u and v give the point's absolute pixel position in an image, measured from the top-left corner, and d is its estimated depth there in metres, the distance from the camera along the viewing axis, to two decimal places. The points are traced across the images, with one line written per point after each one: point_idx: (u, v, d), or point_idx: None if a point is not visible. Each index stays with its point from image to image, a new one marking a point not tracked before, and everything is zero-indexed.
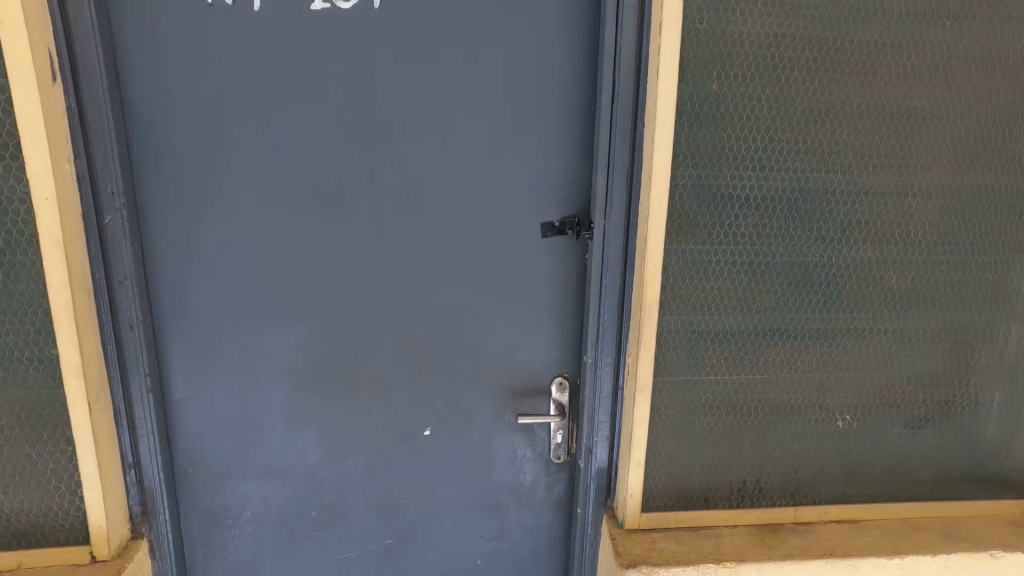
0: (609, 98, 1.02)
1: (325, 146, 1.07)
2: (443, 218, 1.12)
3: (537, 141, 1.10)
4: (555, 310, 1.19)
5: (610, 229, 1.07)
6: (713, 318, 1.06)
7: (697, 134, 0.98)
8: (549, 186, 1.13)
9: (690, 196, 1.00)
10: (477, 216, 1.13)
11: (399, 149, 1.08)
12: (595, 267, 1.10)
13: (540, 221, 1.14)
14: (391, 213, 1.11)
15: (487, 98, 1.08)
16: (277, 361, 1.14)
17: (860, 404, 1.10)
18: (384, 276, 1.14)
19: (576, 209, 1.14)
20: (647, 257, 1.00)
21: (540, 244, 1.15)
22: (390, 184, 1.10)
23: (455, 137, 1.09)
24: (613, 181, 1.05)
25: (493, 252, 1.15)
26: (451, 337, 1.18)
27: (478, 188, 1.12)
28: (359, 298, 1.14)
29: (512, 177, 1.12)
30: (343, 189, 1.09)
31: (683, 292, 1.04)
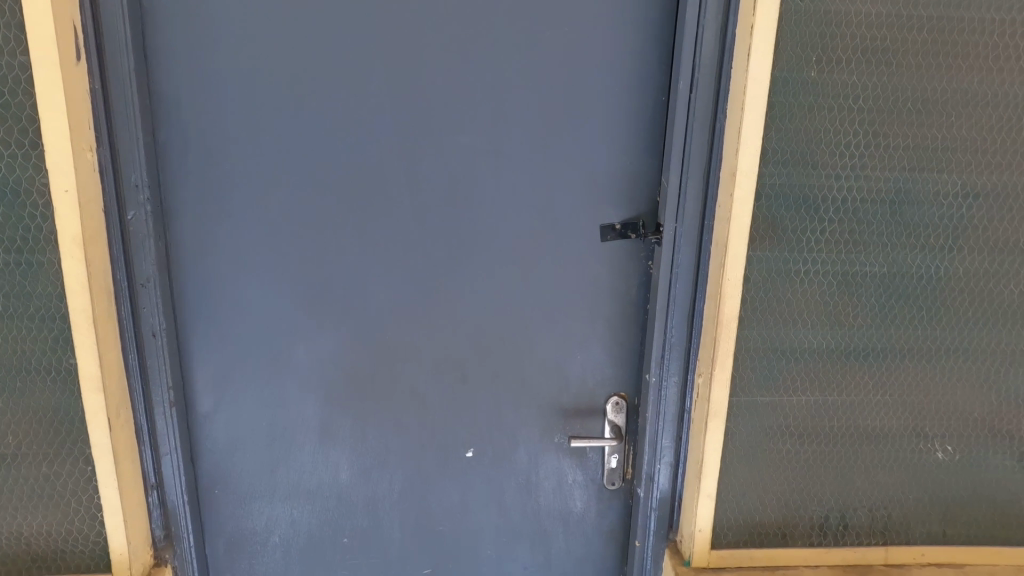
0: (686, 88, 0.91)
1: (367, 139, 0.97)
2: (495, 220, 1.02)
3: (600, 136, 1.00)
4: (613, 323, 1.08)
5: (682, 235, 0.96)
6: (800, 336, 0.95)
7: (791, 127, 0.86)
8: (612, 185, 1.02)
9: (777, 199, 0.89)
10: (531, 218, 1.02)
11: (448, 143, 0.98)
12: (663, 277, 0.99)
13: (600, 223, 1.03)
14: (438, 214, 1.01)
15: (548, 88, 0.97)
16: (309, 373, 1.04)
17: (965, 433, 0.98)
18: (428, 283, 1.04)
19: (641, 211, 1.03)
20: (727, 267, 0.90)
21: (600, 250, 1.05)
22: (438, 181, 1.00)
23: (511, 131, 0.99)
24: (687, 181, 0.94)
25: (548, 258, 1.04)
26: (500, 351, 1.08)
27: (534, 188, 1.01)
28: (400, 306, 1.04)
29: (571, 175, 1.01)
30: (387, 187, 0.99)
31: (763, 305, 0.94)
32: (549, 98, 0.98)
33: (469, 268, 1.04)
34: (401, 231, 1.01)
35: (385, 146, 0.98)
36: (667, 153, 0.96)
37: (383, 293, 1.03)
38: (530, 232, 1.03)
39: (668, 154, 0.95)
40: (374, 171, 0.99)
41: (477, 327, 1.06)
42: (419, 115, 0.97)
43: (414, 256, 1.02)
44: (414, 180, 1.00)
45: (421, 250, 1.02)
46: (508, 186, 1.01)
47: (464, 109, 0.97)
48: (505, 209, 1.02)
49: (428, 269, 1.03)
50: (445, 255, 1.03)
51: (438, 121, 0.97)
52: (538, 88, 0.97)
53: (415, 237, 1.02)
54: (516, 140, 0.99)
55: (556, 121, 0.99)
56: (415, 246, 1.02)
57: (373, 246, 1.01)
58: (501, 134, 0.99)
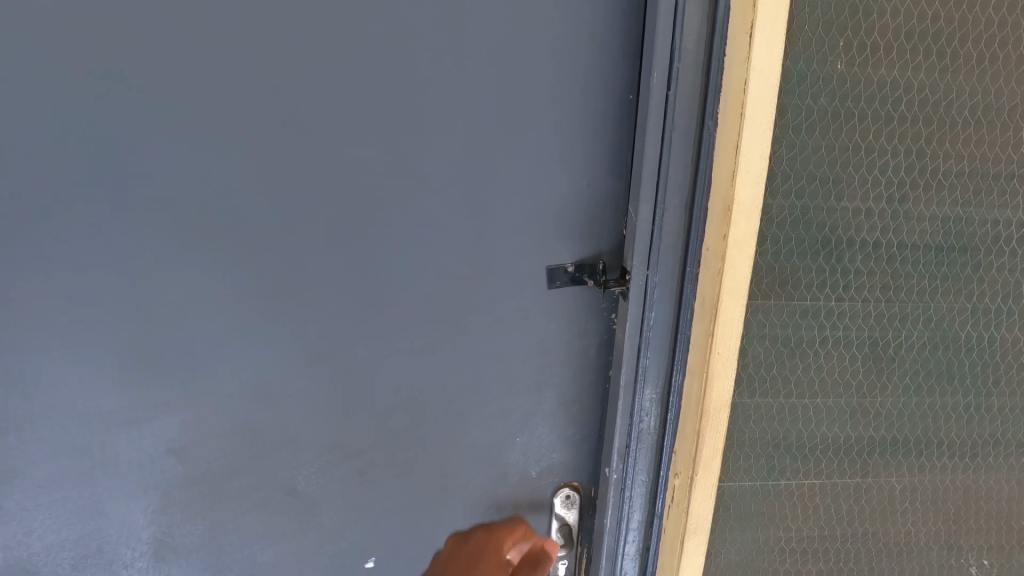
0: (662, 79, 0.60)
1: (205, 148, 0.61)
2: (411, 267, 0.70)
3: (565, 147, 0.69)
4: (566, 393, 0.81)
5: (657, 289, 0.67)
6: (813, 424, 0.72)
7: (809, 144, 0.62)
8: (568, 216, 0.72)
9: (787, 245, 0.65)
10: (463, 263, 0.71)
11: (339, 157, 0.64)
12: (628, 348, 0.70)
13: (549, 265, 0.73)
14: (325, 259, 0.68)
15: (492, 76, 0.64)
16: (132, 479, 0.73)
17: (997, 531, 0.80)
18: (309, 354, 0.71)
19: (604, 249, 0.74)
20: (717, 338, 0.66)
21: (552, 302, 0.76)
22: (323, 212, 0.66)
23: (435, 139, 0.65)
24: (666, 211, 0.64)
25: (484, 314, 0.74)
26: (413, 436, 0.78)
27: (467, 220, 0.69)
28: (272, 386, 0.72)
29: (521, 203, 0.70)
30: (239, 220, 0.64)
31: (764, 385, 0.70)
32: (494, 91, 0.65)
33: (373, 332, 0.72)
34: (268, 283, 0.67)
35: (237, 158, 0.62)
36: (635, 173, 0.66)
37: (245, 369, 0.70)
38: (459, 280, 0.72)
39: (635, 173, 0.66)
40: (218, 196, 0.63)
41: (384, 410, 0.76)
42: (291, 111, 0.62)
43: (288, 317, 0.69)
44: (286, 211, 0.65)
45: (299, 308, 0.69)
46: (430, 218, 0.69)
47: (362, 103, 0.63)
48: (424, 251, 0.70)
49: (311, 337, 0.71)
50: (336, 315, 0.70)
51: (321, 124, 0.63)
52: (478, 76, 0.64)
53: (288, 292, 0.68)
54: (442, 153, 0.66)
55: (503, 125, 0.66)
56: (289, 303, 0.69)
57: (223, 304, 0.67)
58: (420, 144, 0.65)
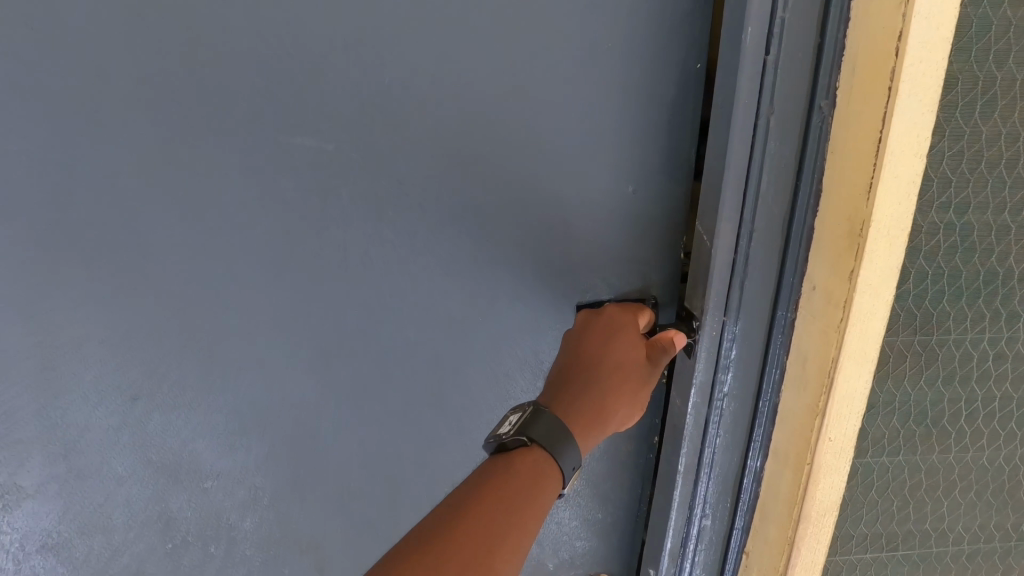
0: (761, 30, 0.41)
1: (104, 116, 0.41)
2: (401, 296, 0.49)
3: (613, 135, 0.47)
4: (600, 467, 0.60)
5: (735, 343, 0.50)
6: (947, 521, 0.51)
7: (986, 133, 0.39)
8: (606, 236, 0.50)
9: (936, 285, 0.43)
10: (474, 289, 0.50)
11: (305, 134, 0.43)
12: (692, 418, 0.52)
13: (581, 302, 0.52)
14: (280, 285, 0.47)
15: (513, 26, 0.43)
16: None
17: None
18: (249, 415, 0.50)
19: (653, 282, 0.53)
20: (825, 420, 0.45)
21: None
22: (280, 217, 0.45)
23: (446, 112, 0.44)
24: (751, 238, 0.46)
25: (499, 363, 0.53)
26: (390, 526, 0.58)
27: (485, 230, 0.48)
28: (196, 459, 0.51)
29: (563, 208, 0.49)
30: (155, 227, 0.44)
31: (883, 480, 0.48)
32: (536, 41, 0.43)
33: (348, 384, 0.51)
34: (196, 318, 0.46)
35: (152, 135, 0.41)
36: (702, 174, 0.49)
37: (153, 436, 0.49)
38: (467, 315, 0.51)
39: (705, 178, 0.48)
40: (123, 191, 0.42)
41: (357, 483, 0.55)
42: (205, 71, 0.40)
43: (221, 366, 0.48)
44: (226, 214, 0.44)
45: (236, 353, 0.48)
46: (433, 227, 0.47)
47: (342, 55, 0.41)
48: (421, 273, 0.49)
49: (257, 392, 0.50)
50: (293, 362, 0.50)
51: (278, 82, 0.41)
52: (515, 15, 0.42)
53: (223, 330, 0.47)
54: (456, 132, 0.45)
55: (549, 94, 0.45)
56: (225, 346, 0.48)
57: (115, 354, 0.46)
58: (423, 118, 0.44)
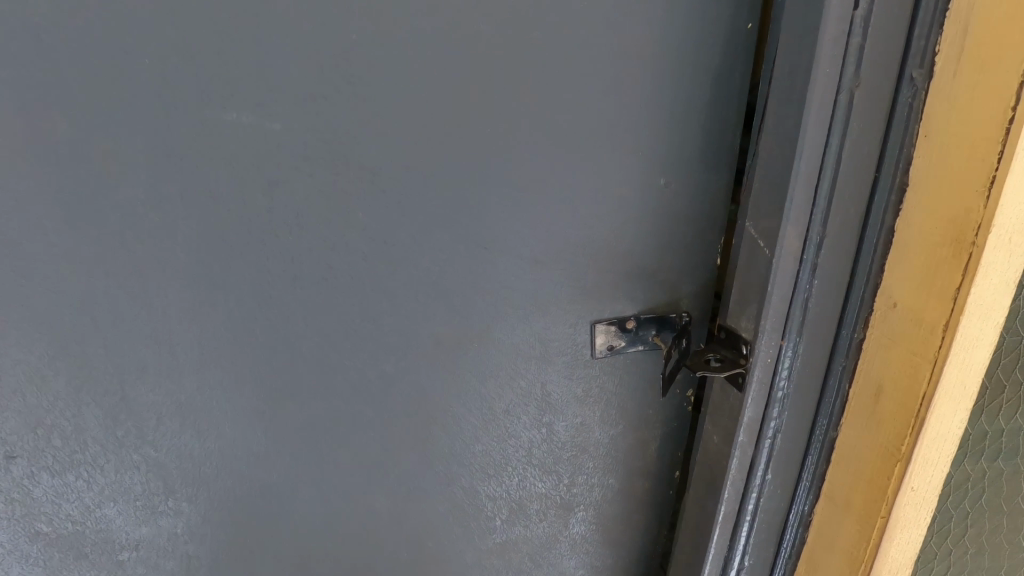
0: None
1: None
2: (380, 315, 0.39)
3: (647, 117, 0.38)
4: (617, 506, 0.50)
5: (795, 370, 0.38)
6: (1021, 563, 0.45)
7: None
8: (632, 237, 0.41)
9: None
10: (470, 302, 0.40)
11: (260, 99, 0.32)
12: (734, 463, 0.41)
13: (597, 318, 0.43)
14: (229, 302, 0.36)
15: None
16: None
17: None
18: (178, 471, 0.39)
19: (685, 291, 0.44)
20: (909, 469, 0.36)
21: (612, 368, 0.45)
22: (228, 212, 0.34)
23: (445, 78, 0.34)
24: (822, 244, 0.36)
25: (499, 390, 0.43)
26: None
27: (492, 229, 0.38)
28: (105, 526, 0.39)
29: (587, 202, 0.39)
30: (38, 232, 0.31)
31: (962, 529, 0.41)
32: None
33: (314, 423, 0.40)
34: (104, 353, 0.35)
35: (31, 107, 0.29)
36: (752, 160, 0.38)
37: (44, 503, 0.37)
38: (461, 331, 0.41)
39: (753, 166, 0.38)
40: None
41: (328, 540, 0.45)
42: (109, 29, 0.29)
43: (138, 412, 0.37)
44: (150, 210, 0.33)
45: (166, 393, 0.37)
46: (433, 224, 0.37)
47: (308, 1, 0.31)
48: (411, 283, 0.38)
49: (190, 441, 0.38)
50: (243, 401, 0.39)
51: (219, 31, 0.30)
52: None
53: (146, 365, 0.36)
54: (462, 101, 0.34)
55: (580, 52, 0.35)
56: (144, 387, 0.36)
57: None
58: (415, 85, 0.34)
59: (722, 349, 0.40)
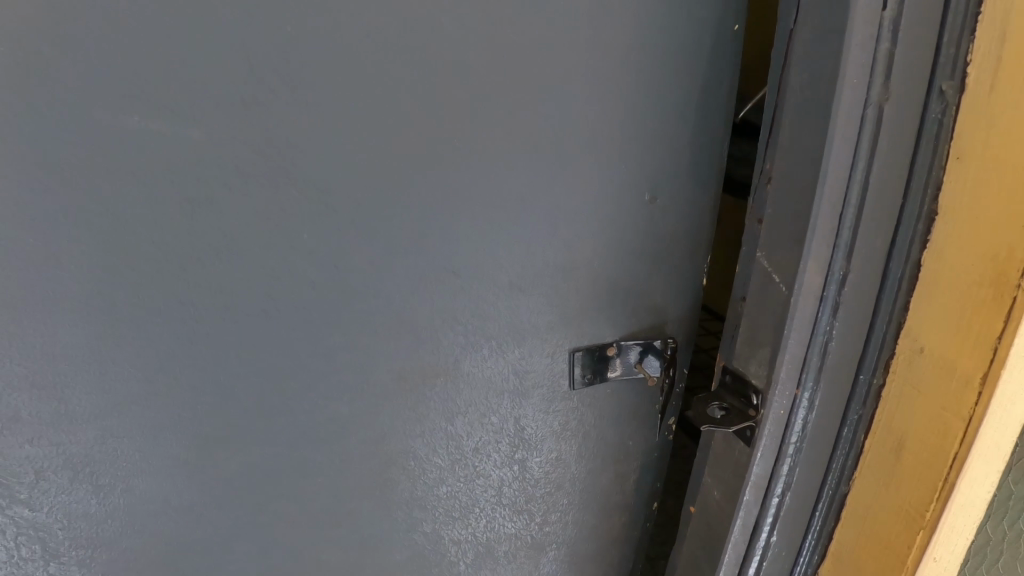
0: None
1: None
2: (332, 344, 0.33)
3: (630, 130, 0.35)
4: (587, 543, 0.46)
5: (808, 423, 0.34)
6: None
7: None
8: (616, 254, 0.38)
9: None
10: (449, 327, 0.35)
11: (193, 96, 0.26)
12: (737, 525, 0.36)
13: (575, 344, 0.39)
14: (147, 325, 0.29)
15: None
16: None
17: None
18: (63, 534, 0.31)
19: (666, 311, 0.41)
20: (933, 539, 0.32)
21: (592, 398, 0.41)
22: (138, 211, 0.27)
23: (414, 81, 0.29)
24: (844, 282, 0.31)
25: (469, 424, 0.38)
26: None
27: (471, 241, 0.34)
28: None
29: (570, 219, 0.36)
30: None
31: None
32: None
33: (251, 469, 0.34)
34: None
35: None
36: (756, 184, 0.34)
37: None
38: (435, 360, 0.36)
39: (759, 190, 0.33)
40: None
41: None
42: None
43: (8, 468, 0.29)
44: (43, 205, 0.25)
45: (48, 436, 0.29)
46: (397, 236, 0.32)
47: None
48: (370, 304, 0.33)
49: (84, 498, 0.31)
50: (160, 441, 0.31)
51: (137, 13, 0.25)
52: None
53: (28, 404, 0.28)
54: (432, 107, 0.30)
55: (572, 54, 0.32)
56: (15, 437, 0.28)
57: None
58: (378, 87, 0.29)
59: (725, 397, 0.36)
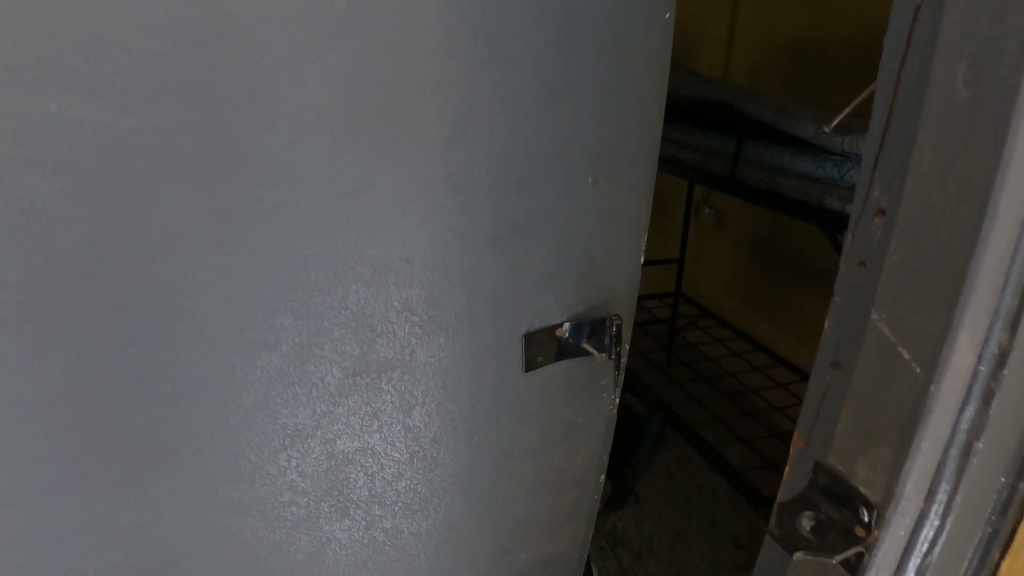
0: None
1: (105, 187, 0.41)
2: (388, 336, 0.55)
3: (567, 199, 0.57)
4: (549, 471, 0.71)
5: (942, 533, 0.35)
6: None
7: None
8: (555, 277, 0.60)
9: None
10: (390, 337, 0.55)
11: (321, 206, 0.48)
12: None
13: (530, 330, 0.61)
14: (295, 317, 0.50)
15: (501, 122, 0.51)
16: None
17: None
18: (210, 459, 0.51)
19: (595, 311, 0.64)
20: None
21: (548, 370, 0.65)
22: (204, 224, 0.44)
23: (427, 184, 0.51)
24: (988, 410, 0.32)
25: (362, 398, 0.56)
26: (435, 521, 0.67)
27: (458, 274, 0.55)
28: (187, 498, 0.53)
29: (528, 259, 0.58)
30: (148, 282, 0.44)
31: None
32: (513, 133, 0.52)
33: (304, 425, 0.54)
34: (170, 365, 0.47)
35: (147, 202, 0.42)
36: (860, 214, 0.36)
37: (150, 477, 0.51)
38: (390, 367, 0.56)
39: (863, 225, 0.36)
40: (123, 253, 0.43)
41: (292, 537, 0.59)
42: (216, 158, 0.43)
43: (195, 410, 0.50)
44: (222, 262, 0.46)
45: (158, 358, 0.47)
46: (375, 225, 0.50)
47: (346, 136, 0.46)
48: (347, 300, 0.51)
49: (238, 426, 0.52)
50: (256, 415, 0.52)
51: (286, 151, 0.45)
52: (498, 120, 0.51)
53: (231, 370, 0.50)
54: (439, 198, 0.52)
55: (518, 159, 0.53)
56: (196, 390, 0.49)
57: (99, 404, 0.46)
58: (413, 191, 0.51)
59: (850, 478, 0.37)
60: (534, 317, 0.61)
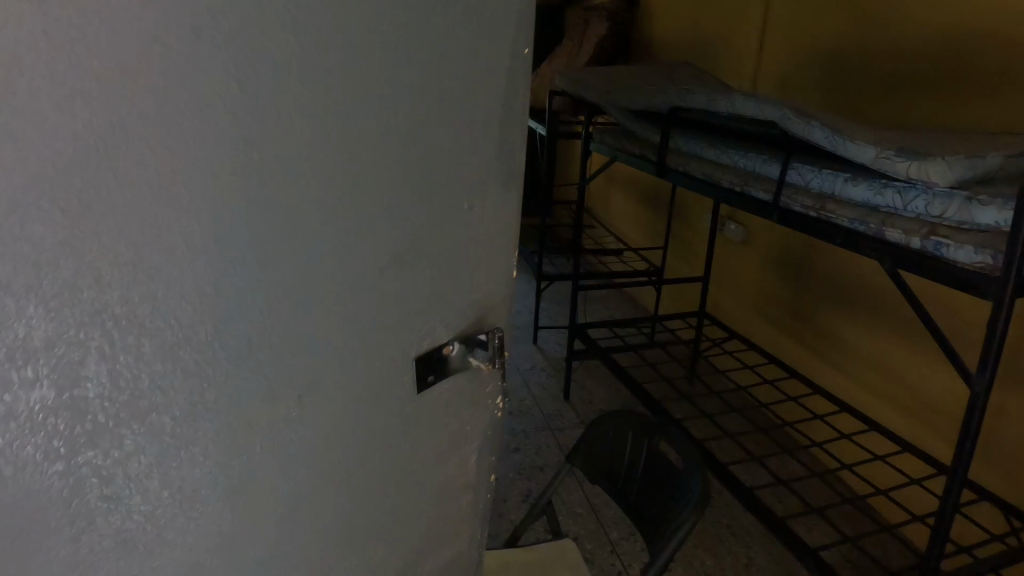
0: None
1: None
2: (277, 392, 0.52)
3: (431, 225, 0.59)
4: (444, 475, 0.74)
5: None
6: None
7: None
8: (429, 300, 0.62)
9: None
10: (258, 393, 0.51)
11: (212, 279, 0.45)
12: None
13: (419, 357, 0.64)
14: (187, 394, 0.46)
15: (371, 166, 0.51)
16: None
17: None
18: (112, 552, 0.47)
19: (466, 329, 0.69)
20: None
21: (440, 387, 0.69)
22: (112, 310, 0.41)
23: (305, 237, 0.49)
24: None
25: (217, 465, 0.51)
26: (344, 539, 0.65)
27: (336, 317, 0.54)
28: None
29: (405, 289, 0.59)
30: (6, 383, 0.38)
31: None
32: (383, 171, 0.52)
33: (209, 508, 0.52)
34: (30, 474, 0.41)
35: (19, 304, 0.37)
36: None
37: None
38: (254, 439, 0.52)
39: None
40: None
41: None
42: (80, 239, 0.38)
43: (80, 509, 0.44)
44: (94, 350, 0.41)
45: (22, 449, 0.40)
46: (254, 273, 0.47)
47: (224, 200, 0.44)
48: (207, 362, 0.47)
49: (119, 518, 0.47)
50: (109, 519, 0.46)
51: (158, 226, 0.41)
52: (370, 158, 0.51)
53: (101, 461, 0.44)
54: (316, 251, 0.50)
55: (398, 203, 0.55)
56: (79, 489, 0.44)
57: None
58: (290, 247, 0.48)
59: None
60: (419, 341, 0.63)
